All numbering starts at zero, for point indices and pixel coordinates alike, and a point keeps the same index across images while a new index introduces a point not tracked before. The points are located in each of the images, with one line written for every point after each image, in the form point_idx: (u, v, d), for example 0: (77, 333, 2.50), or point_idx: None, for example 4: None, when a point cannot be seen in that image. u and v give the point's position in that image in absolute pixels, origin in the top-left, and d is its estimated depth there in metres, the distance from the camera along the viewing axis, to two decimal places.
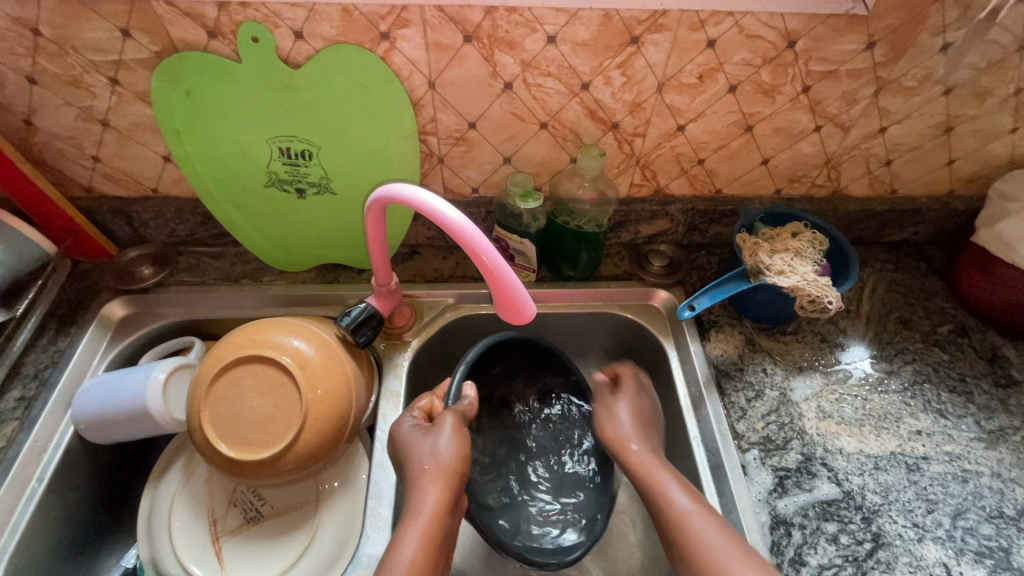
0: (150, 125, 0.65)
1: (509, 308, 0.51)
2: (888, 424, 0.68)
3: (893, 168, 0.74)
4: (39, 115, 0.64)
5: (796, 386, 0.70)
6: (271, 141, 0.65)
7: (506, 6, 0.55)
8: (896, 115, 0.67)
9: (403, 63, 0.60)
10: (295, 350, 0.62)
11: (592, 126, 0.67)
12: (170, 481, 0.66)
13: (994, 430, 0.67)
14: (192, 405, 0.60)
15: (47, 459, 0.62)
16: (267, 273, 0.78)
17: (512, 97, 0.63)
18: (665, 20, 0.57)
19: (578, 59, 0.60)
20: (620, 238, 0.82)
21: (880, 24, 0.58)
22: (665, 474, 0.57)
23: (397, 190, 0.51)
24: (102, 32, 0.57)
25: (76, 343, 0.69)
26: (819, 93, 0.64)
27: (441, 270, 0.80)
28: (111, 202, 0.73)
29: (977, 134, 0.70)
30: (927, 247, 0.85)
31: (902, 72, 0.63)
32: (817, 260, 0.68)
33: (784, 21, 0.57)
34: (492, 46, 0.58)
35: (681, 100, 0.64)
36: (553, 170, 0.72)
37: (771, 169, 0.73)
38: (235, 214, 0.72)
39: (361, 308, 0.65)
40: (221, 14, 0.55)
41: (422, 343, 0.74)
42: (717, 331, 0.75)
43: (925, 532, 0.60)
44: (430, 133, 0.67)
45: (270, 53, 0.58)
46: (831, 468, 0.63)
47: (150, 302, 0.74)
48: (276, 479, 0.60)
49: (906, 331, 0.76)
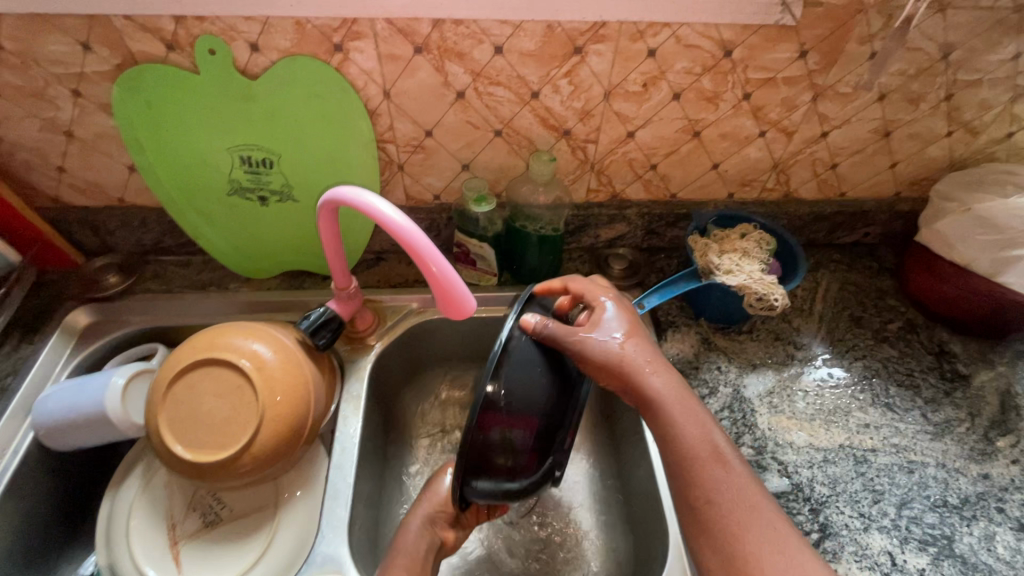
0: (114, 136, 0.66)
1: (452, 306, 0.52)
2: (838, 417, 0.69)
3: (839, 171, 0.77)
4: (3, 127, 0.65)
5: (748, 382, 0.72)
6: (232, 150, 0.67)
7: (452, 19, 0.57)
8: (836, 120, 0.70)
9: (358, 74, 0.62)
10: (253, 352, 0.63)
11: (545, 133, 0.69)
12: (129, 488, 0.66)
13: (941, 423, 0.69)
14: (150, 407, 0.61)
15: (5, 465, 0.62)
16: (233, 282, 0.80)
17: (465, 105, 0.66)
18: (605, 31, 0.59)
19: (525, 69, 0.62)
20: (580, 243, 0.84)
21: (810, 34, 0.61)
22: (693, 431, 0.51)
23: (344, 193, 0.53)
24: (62, 46, 0.58)
25: (38, 350, 0.70)
26: (760, 100, 0.67)
27: (405, 276, 0.82)
28: (77, 212, 0.75)
29: (914, 138, 0.74)
30: (879, 247, 0.88)
31: (836, 79, 0.66)
32: (764, 259, 0.71)
33: (719, 32, 0.60)
34: (442, 57, 0.61)
35: (628, 108, 0.67)
36: (510, 176, 0.74)
37: (721, 173, 0.76)
38: (199, 222, 0.73)
39: (320, 312, 0.67)
40: (178, 27, 0.57)
41: (385, 346, 0.76)
42: (673, 330, 0.77)
43: (871, 521, 0.61)
44: (388, 141, 0.69)
45: (228, 65, 0.60)
46: (781, 462, 0.65)
47: (115, 310, 0.75)
48: (234, 481, 0.61)
49: (857, 329, 0.79)
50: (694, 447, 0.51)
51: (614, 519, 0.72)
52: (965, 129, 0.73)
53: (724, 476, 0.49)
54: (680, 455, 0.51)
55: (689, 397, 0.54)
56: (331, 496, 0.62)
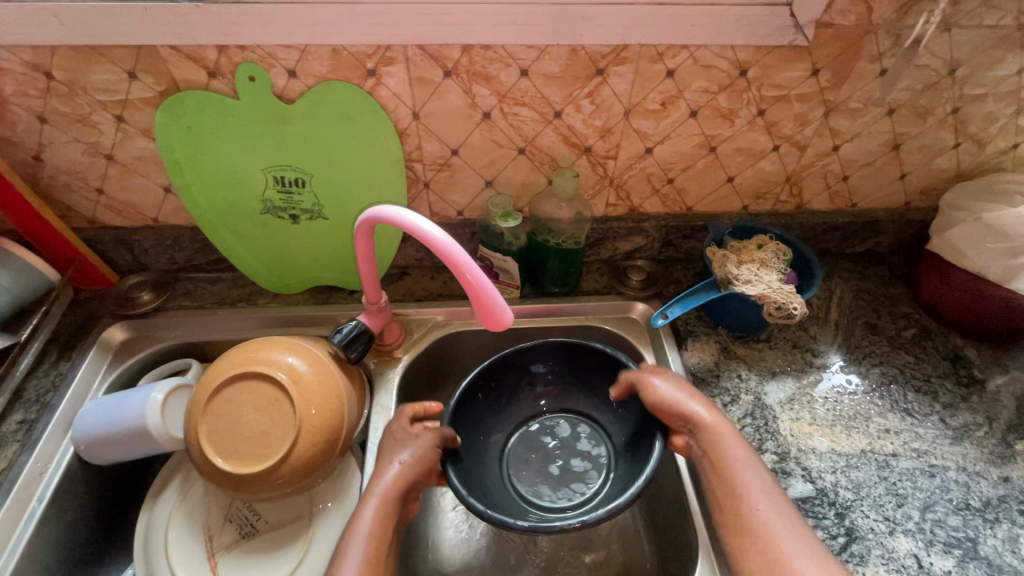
0: (153, 158, 0.69)
1: (489, 319, 0.53)
2: (858, 423, 0.71)
3: (850, 183, 0.80)
4: (48, 152, 0.68)
5: (769, 390, 0.74)
6: (266, 171, 0.70)
7: (481, 44, 0.60)
8: (847, 133, 0.73)
9: (389, 97, 0.64)
10: (290, 366, 0.64)
11: (566, 150, 0.72)
12: (167, 500, 0.68)
13: (959, 426, 0.71)
14: (189, 420, 0.63)
15: (48, 480, 0.64)
16: (262, 297, 0.82)
17: (491, 125, 0.68)
18: (626, 54, 0.62)
19: (549, 90, 0.65)
20: (599, 255, 0.86)
21: (822, 54, 0.64)
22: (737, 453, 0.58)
23: (384, 211, 0.55)
24: (109, 74, 0.61)
25: (76, 367, 0.72)
26: (774, 116, 0.70)
27: (429, 289, 0.84)
28: (113, 231, 0.77)
29: (923, 150, 0.76)
30: (890, 256, 0.90)
31: (847, 95, 0.68)
32: (781, 269, 0.73)
33: (735, 53, 0.63)
34: (470, 80, 0.63)
35: (647, 125, 0.70)
36: (532, 192, 0.77)
37: (736, 187, 0.79)
38: (231, 240, 0.76)
39: (352, 326, 0.69)
40: (221, 56, 0.60)
41: (412, 359, 0.77)
42: (693, 339, 0.79)
43: (896, 525, 0.62)
44: (416, 160, 0.71)
45: (266, 90, 0.63)
46: (805, 467, 0.66)
47: (149, 326, 0.78)
48: (273, 492, 0.62)
49: (873, 336, 0.80)
50: (739, 465, 0.57)
51: (638, 526, 0.74)
52: (972, 141, 0.75)
53: (762, 488, 0.56)
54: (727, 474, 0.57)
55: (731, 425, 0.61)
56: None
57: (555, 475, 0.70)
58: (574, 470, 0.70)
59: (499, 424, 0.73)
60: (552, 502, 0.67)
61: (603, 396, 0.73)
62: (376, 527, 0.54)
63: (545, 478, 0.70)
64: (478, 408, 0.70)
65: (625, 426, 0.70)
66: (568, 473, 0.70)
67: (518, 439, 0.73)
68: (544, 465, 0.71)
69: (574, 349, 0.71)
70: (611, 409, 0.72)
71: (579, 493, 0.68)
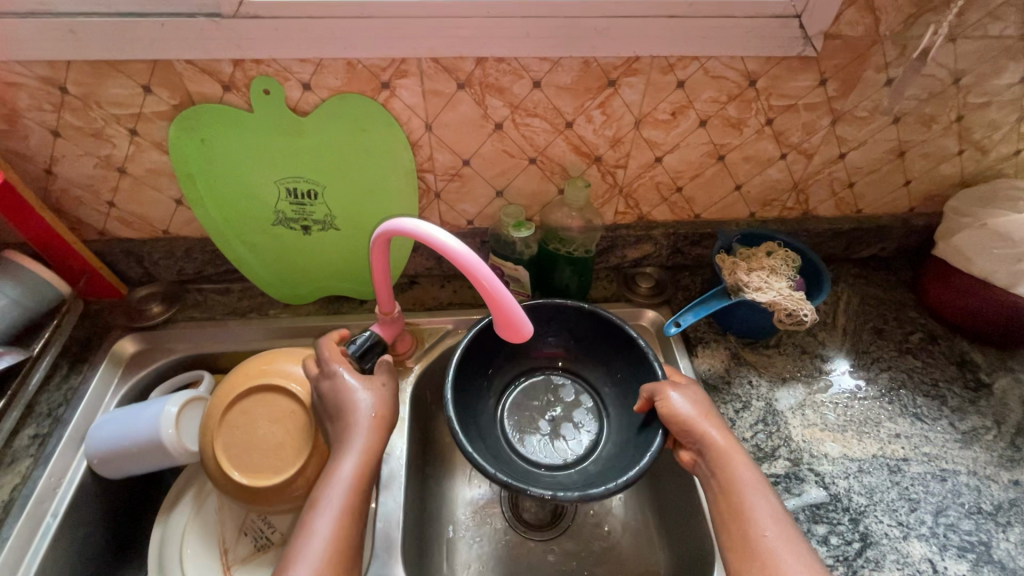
0: (165, 171, 0.69)
1: (510, 331, 0.54)
2: (869, 428, 0.71)
3: (856, 190, 0.81)
4: (60, 165, 0.68)
5: (780, 396, 0.74)
6: (279, 183, 0.70)
7: (494, 57, 0.61)
8: (853, 141, 0.74)
9: (402, 109, 0.65)
10: (304, 378, 0.65)
11: (577, 160, 0.72)
12: (181, 513, 0.67)
13: (968, 430, 0.71)
14: (204, 433, 0.63)
15: (61, 495, 0.63)
16: (272, 307, 0.82)
17: (502, 136, 0.69)
18: (638, 65, 0.63)
19: (561, 101, 0.66)
20: (608, 263, 0.87)
21: (830, 64, 0.65)
22: (747, 475, 0.57)
23: (402, 224, 0.55)
24: (124, 89, 0.61)
25: (88, 380, 0.72)
26: (781, 125, 0.71)
27: (439, 298, 0.85)
28: (124, 244, 0.77)
29: (927, 157, 0.77)
30: (895, 261, 0.91)
31: (854, 104, 0.69)
32: (791, 276, 0.73)
33: (745, 63, 0.64)
34: (483, 91, 0.64)
35: (657, 135, 0.70)
36: (543, 202, 0.77)
37: (744, 194, 0.79)
38: (243, 250, 0.76)
39: (366, 337, 0.67)
40: (236, 69, 0.60)
41: (424, 368, 0.77)
42: (703, 346, 0.79)
43: (910, 529, 0.63)
44: (427, 171, 0.72)
45: (281, 103, 0.63)
46: (818, 473, 0.67)
47: (160, 338, 0.78)
48: (288, 504, 0.62)
49: (880, 341, 0.81)
50: (749, 490, 0.56)
51: (651, 533, 0.75)
52: (975, 148, 0.76)
53: (771, 516, 0.54)
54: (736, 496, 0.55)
55: (742, 447, 0.59)
56: (383, 484, 0.67)
57: (542, 432, 0.73)
58: (559, 434, 0.73)
59: (505, 372, 0.76)
60: (533, 458, 0.70)
61: (616, 374, 0.74)
62: (359, 470, 0.55)
63: (534, 434, 0.73)
64: (485, 361, 0.73)
65: (624, 409, 0.72)
66: (553, 433, 0.73)
67: (521, 387, 0.77)
68: (535, 416, 0.75)
69: (605, 325, 0.72)
70: (613, 381, 0.75)
71: (557, 456, 0.71)
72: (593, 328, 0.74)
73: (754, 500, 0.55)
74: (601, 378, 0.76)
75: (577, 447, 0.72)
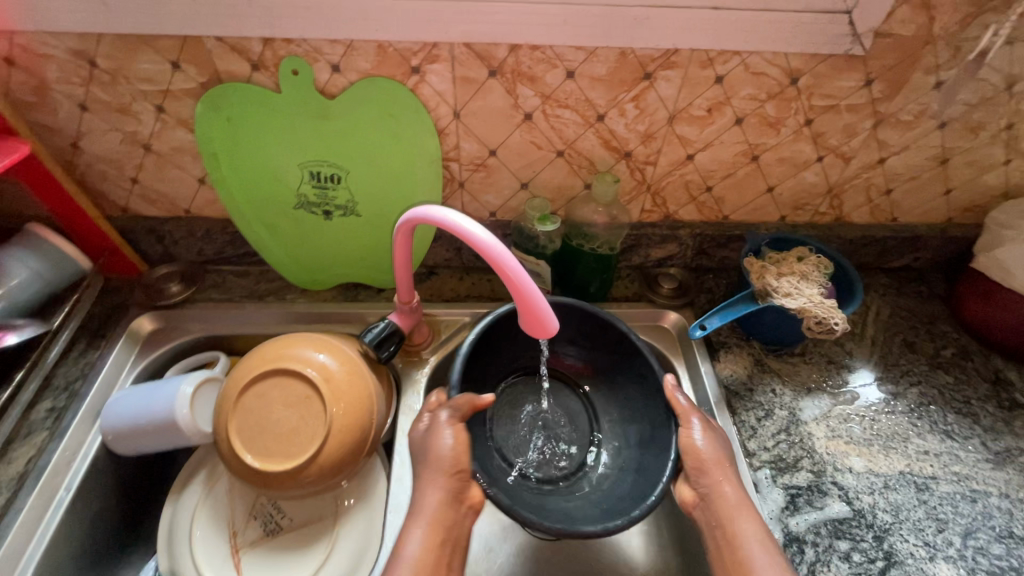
0: (189, 149, 0.68)
1: (534, 326, 0.53)
2: (896, 443, 0.69)
3: (893, 197, 0.78)
4: (86, 139, 0.67)
5: (804, 406, 0.72)
6: (303, 166, 0.69)
7: (529, 45, 0.59)
8: (894, 146, 0.71)
9: (431, 95, 0.64)
10: (320, 363, 0.64)
11: (605, 154, 0.70)
12: (193, 492, 0.67)
13: (1001, 451, 0.69)
14: (220, 414, 0.63)
15: (76, 468, 0.63)
16: (290, 291, 0.81)
17: (531, 126, 0.67)
18: (676, 58, 0.61)
19: (594, 93, 0.64)
20: (630, 262, 0.85)
21: (877, 63, 0.62)
22: (748, 521, 0.54)
23: (428, 211, 0.53)
24: (153, 64, 0.60)
25: (105, 356, 0.72)
26: (821, 126, 0.68)
27: (457, 290, 0.83)
28: (144, 221, 0.76)
29: (972, 165, 0.74)
30: (928, 272, 0.88)
31: (898, 107, 0.67)
32: (823, 283, 0.71)
33: (788, 60, 0.61)
34: (515, 80, 0.62)
35: (691, 131, 0.68)
36: (568, 196, 0.75)
37: (776, 197, 0.77)
38: (264, 234, 0.76)
39: (383, 325, 0.68)
40: (265, 48, 0.59)
41: (440, 360, 0.76)
42: (726, 352, 0.77)
43: (936, 551, 0.61)
44: (452, 160, 0.70)
45: (309, 85, 0.62)
46: (841, 487, 0.65)
47: (178, 318, 0.77)
48: (299, 490, 0.62)
49: (911, 354, 0.79)
50: (751, 546, 0.52)
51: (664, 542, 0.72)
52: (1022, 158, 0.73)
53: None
54: (735, 538, 0.53)
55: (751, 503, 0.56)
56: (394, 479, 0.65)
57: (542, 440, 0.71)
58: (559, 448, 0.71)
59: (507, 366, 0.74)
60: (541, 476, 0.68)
61: (618, 384, 0.72)
62: (426, 554, 0.52)
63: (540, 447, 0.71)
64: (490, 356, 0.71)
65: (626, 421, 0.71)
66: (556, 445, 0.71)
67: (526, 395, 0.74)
68: (536, 418, 0.73)
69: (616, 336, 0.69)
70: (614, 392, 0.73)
71: (558, 464, 0.70)
72: (594, 334, 0.71)
73: (757, 554, 0.52)
74: (609, 393, 0.73)
75: (575, 459, 0.70)
